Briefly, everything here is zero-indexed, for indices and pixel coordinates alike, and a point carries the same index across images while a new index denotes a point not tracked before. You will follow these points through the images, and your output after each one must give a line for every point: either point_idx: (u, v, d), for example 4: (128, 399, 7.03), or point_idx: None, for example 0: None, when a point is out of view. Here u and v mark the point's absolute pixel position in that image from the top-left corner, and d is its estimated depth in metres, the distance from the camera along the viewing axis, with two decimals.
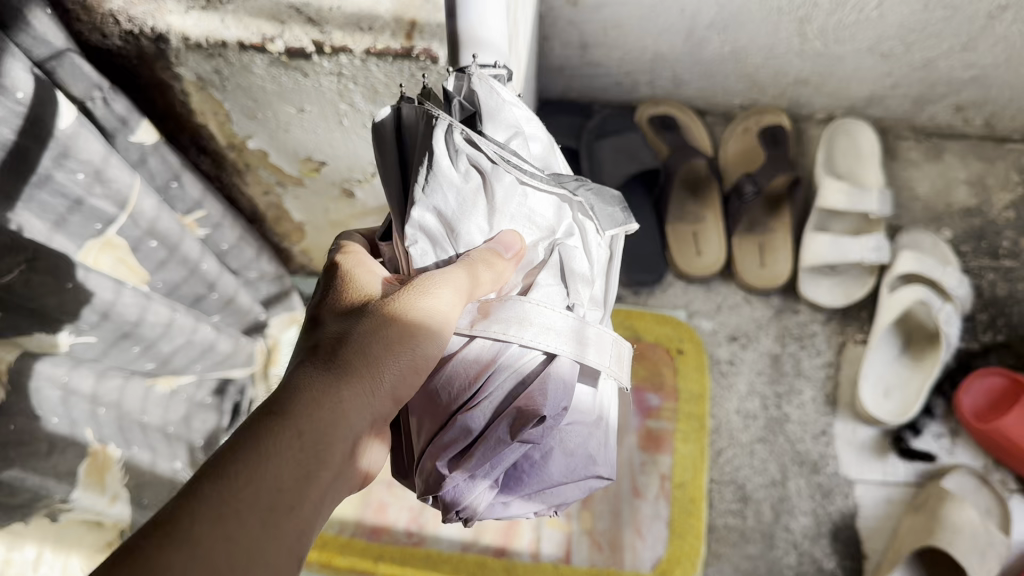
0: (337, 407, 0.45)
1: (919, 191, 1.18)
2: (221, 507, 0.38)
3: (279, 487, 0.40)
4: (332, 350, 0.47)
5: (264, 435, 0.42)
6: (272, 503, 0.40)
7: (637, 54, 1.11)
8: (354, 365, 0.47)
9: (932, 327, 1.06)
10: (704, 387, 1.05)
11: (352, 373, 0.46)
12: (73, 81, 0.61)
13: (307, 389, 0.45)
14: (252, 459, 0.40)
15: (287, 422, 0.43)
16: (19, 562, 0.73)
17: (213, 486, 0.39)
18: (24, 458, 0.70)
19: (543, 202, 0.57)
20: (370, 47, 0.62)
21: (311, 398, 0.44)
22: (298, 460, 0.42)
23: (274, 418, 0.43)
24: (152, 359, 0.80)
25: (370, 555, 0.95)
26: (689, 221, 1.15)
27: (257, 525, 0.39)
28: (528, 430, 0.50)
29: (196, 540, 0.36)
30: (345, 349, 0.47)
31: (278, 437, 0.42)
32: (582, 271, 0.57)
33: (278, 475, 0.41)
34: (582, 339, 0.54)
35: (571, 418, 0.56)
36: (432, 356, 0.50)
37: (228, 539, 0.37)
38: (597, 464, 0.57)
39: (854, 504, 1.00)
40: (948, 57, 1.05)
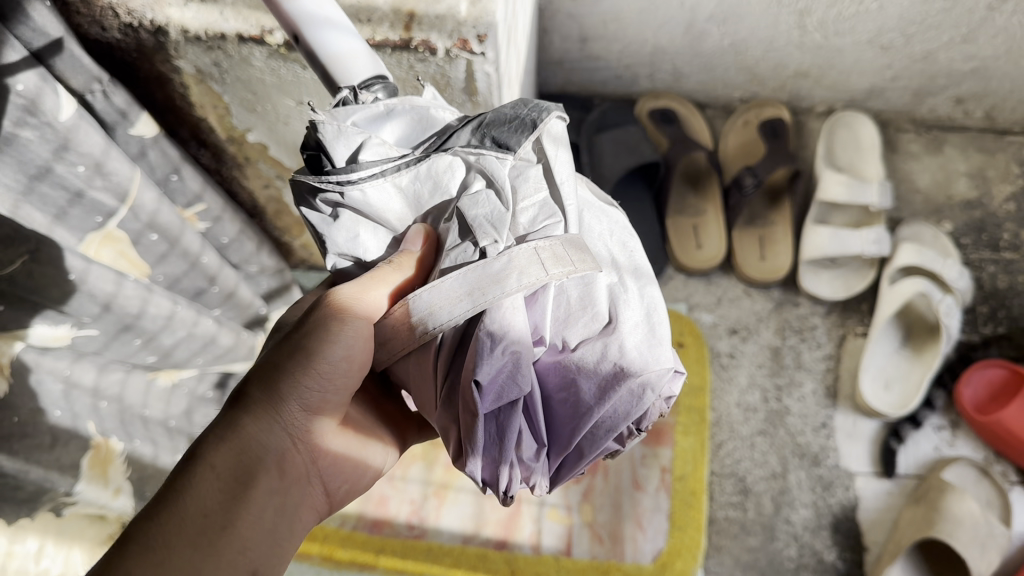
0: (252, 429, 0.47)
1: (919, 184, 1.18)
2: (150, 542, 0.40)
3: (205, 512, 0.43)
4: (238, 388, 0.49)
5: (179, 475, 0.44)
6: (199, 528, 0.42)
7: (637, 47, 1.11)
8: (261, 391, 0.48)
9: (932, 320, 1.06)
10: (704, 380, 1.06)
11: (261, 398, 0.48)
12: (73, 74, 0.61)
13: (217, 427, 0.47)
14: (173, 495, 0.43)
15: (205, 456, 0.45)
16: (21, 556, 0.73)
17: (141, 526, 0.41)
18: (27, 450, 0.70)
19: (440, 180, 0.50)
20: (369, 39, 0.62)
21: (223, 431, 0.46)
22: (219, 486, 0.44)
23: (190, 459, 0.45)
24: (153, 353, 0.80)
25: (371, 549, 0.95)
26: (689, 214, 1.15)
27: (186, 549, 0.41)
28: (477, 399, 0.43)
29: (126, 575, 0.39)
30: (250, 381, 0.49)
31: (196, 471, 0.44)
32: (494, 215, 0.47)
33: (201, 504, 0.43)
34: (498, 279, 0.44)
35: (579, 343, 0.47)
36: (342, 358, 0.48)
37: (160, 566, 0.40)
38: (627, 367, 0.45)
39: (855, 496, 1.00)
40: (948, 49, 1.05)
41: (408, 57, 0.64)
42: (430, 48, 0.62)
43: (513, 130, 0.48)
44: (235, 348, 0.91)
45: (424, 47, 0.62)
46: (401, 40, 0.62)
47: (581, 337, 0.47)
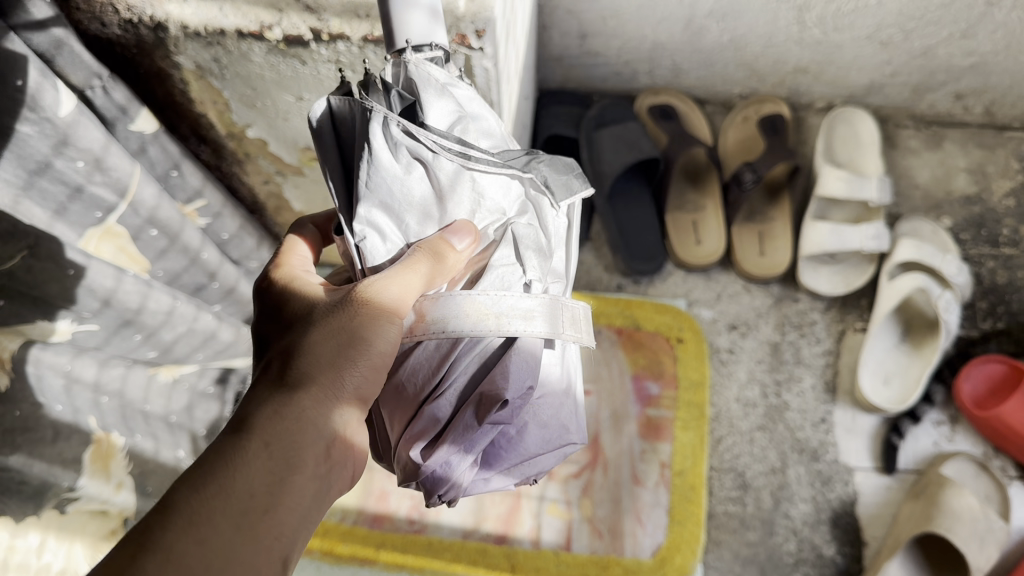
0: (302, 411, 0.45)
1: (919, 179, 1.18)
2: (194, 514, 0.39)
3: (251, 493, 0.42)
4: (286, 361, 0.48)
5: (226, 449, 0.43)
6: (243, 509, 0.41)
7: (637, 43, 1.11)
8: (312, 372, 0.47)
9: (931, 315, 1.06)
10: (704, 375, 1.05)
11: (312, 378, 0.46)
12: (72, 69, 0.61)
13: (265, 403, 0.45)
14: (219, 471, 0.41)
15: (252, 434, 0.43)
16: (23, 550, 0.72)
17: (184, 495, 0.40)
18: (29, 444, 0.71)
19: (493, 184, 0.53)
20: (368, 34, 0.63)
21: (271, 407, 0.45)
22: (266, 467, 0.43)
23: (237, 433, 0.44)
24: (153, 348, 0.81)
25: (371, 543, 0.95)
26: (688, 210, 1.16)
27: (228, 530, 0.40)
28: (494, 414, 0.49)
29: (167, 548, 0.38)
30: (301, 356, 0.47)
31: (244, 448, 0.43)
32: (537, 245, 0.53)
33: (247, 483, 0.42)
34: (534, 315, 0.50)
35: (541, 392, 0.55)
36: (387, 351, 0.48)
37: (202, 544, 0.39)
38: (570, 433, 0.56)
39: (854, 491, 1.01)
40: (947, 44, 1.04)
41: None
42: None
43: (566, 186, 0.56)
44: (235, 344, 0.92)
45: None
46: None
47: (545, 387, 0.55)
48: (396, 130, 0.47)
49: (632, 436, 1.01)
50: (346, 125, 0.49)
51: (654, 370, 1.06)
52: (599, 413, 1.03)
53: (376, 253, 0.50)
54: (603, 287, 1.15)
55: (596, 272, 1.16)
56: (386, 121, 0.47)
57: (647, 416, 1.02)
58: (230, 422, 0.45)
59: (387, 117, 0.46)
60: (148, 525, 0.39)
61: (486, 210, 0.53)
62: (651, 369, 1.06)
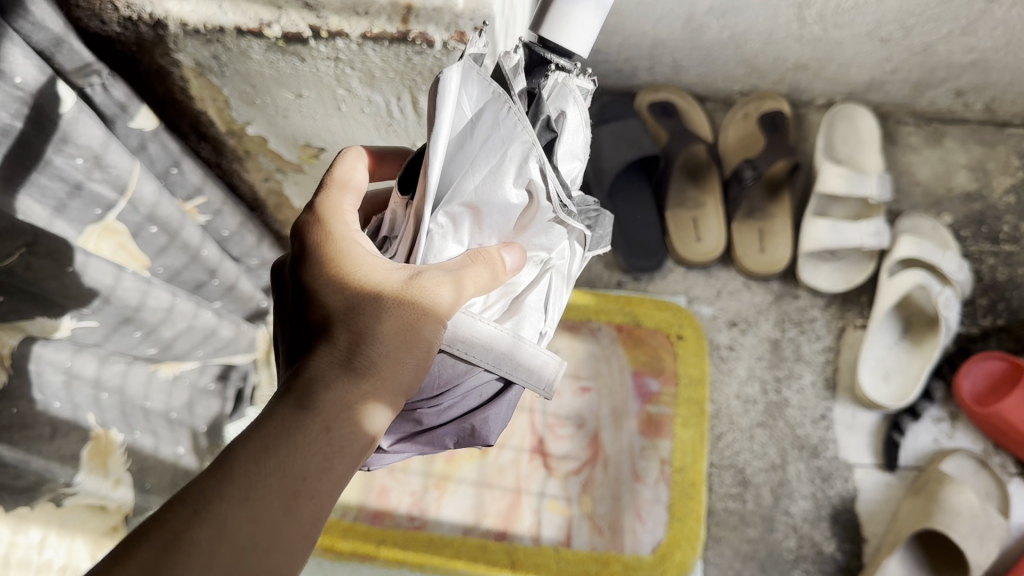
0: (359, 402, 0.45)
1: (919, 176, 1.18)
2: (249, 489, 0.41)
3: (300, 476, 0.43)
4: (350, 341, 0.47)
5: (286, 427, 0.44)
6: (291, 491, 0.42)
7: (637, 40, 1.11)
8: (373, 362, 0.46)
9: (932, 312, 1.06)
10: (704, 372, 1.05)
11: (372, 369, 0.46)
12: (72, 67, 0.61)
13: (326, 385, 0.45)
14: (276, 449, 0.43)
15: (313, 417, 0.44)
16: (24, 546, 0.74)
17: (242, 468, 0.42)
18: (28, 441, 0.71)
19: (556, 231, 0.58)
20: (367, 32, 0.62)
21: (330, 391, 0.45)
22: (319, 454, 0.44)
23: (299, 410, 0.44)
24: (154, 345, 0.81)
25: (372, 540, 0.95)
26: (688, 207, 1.15)
27: (277, 510, 0.41)
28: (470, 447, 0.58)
29: (221, 517, 0.40)
30: (366, 342, 0.47)
31: (301, 430, 0.44)
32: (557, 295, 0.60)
33: (300, 467, 0.43)
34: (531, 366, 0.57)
35: None
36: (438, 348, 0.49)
37: (252, 519, 0.41)
38: None
39: (854, 488, 1.01)
40: (947, 41, 1.04)
41: (405, 50, 0.64)
42: (428, 41, 0.62)
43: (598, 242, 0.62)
44: (235, 340, 0.92)
45: (422, 39, 0.62)
46: (398, 33, 0.62)
47: None
48: (532, 163, 0.50)
49: (633, 432, 1.01)
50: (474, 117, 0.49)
51: (654, 366, 1.06)
52: (599, 409, 1.03)
53: (442, 242, 0.54)
54: (603, 284, 1.15)
55: (596, 269, 1.16)
56: (522, 143, 0.49)
57: (647, 413, 1.02)
58: (291, 396, 0.45)
59: (532, 152, 0.49)
60: (209, 490, 0.41)
61: (537, 245, 0.57)
62: (650, 366, 1.06)
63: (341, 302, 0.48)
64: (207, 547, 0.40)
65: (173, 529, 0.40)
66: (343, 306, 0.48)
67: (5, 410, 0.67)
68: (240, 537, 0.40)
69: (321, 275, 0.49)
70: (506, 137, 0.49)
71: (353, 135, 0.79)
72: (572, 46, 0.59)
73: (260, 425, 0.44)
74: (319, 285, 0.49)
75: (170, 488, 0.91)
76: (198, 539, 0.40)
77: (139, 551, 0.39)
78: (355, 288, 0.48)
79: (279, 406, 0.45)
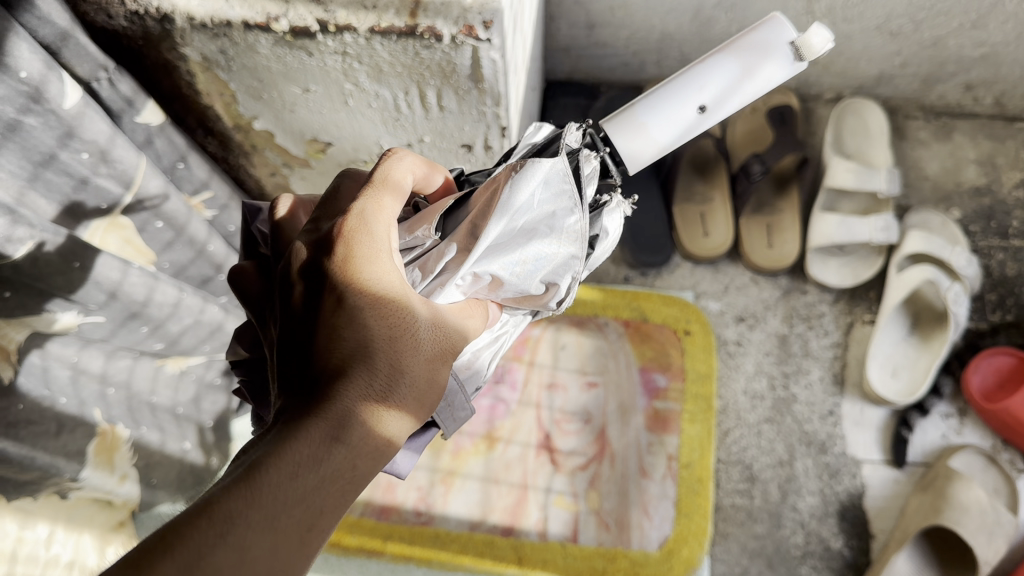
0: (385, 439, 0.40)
1: (928, 171, 1.17)
2: (273, 520, 0.34)
3: (321, 509, 0.36)
4: (385, 366, 0.41)
5: (314, 451, 0.36)
6: (312, 526, 0.35)
7: (645, 33, 1.10)
8: (405, 399, 0.41)
9: (941, 308, 1.05)
10: (711, 368, 1.05)
11: (403, 406, 0.41)
12: (78, 61, 0.60)
13: (362, 413, 0.39)
14: (306, 478, 0.36)
15: (347, 446, 0.38)
16: (31, 541, 0.76)
17: (268, 490, 0.34)
18: (34, 437, 0.70)
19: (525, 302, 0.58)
20: (375, 26, 0.61)
21: (362, 418, 0.39)
22: (343, 490, 0.37)
23: (333, 434, 0.37)
24: (160, 340, 0.80)
25: (380, 535, 0.96)
26: (696, 201, 1.15)
27: (296, 547, 0.34)
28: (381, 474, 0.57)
29: (241, 549, 0.32)
30: (402, 374, 0.41)
31: (333, 459, 0.37)
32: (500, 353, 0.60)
33: (326, 502, 0.36)
34: None
35: None
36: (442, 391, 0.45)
37: (271, 554, 0.33)
38: None
39: (862, 484, 1.00)
40: (958, 34, 1.03)
41: (414, 44, 0.63)
42: (436, 34, 0.61)
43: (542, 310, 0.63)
44: None
45: (430, 34, 0.61)
46: (406, 27, 0.61)
47: None
48: (569, 278, 0.53)
49: (640, 429, 1.01)
50: (544, 207, 0.50)
51: (661, 361, 1.05)
52: (606, 404, 1.03)
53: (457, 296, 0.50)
54: (610, 279, 1.15)
55: (603, 264, 1.16)
56: (572, 255, 0.52)
57: (654, 409, 1.02)
58: (323, 414, 0.38)
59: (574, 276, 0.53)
60: (230, 511, 0.33)
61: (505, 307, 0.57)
62: (657, 361, 1.06)
63: (383, 319, 0.42)
64: None
65: (189, 554, 0.31)
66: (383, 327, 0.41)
67: (7, 407, 0.67)
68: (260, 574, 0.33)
69: (362, 277, 0.42)
70: (566, 247, 0.51)
71: (361, 129, 0.79)
72: (625, 152, 0.56)
73: (284, 442, 0.36)
74: (360, 291, 0.42)
75: (177, 483, 0.91)
76: (216, 572, 0.31)
77: None
78: (396, 305, 0.42)
79: (309, 424, 0.37)
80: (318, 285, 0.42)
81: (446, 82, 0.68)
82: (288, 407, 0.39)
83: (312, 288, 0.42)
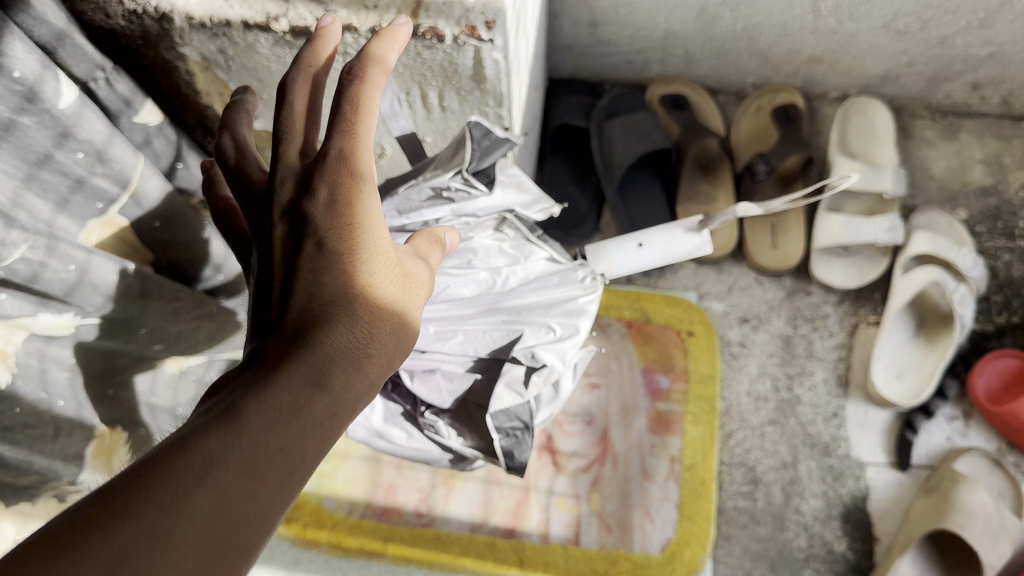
0: (369, 382, 0.38)
1: (934, 171, 1.16)
2: (254, 460, 0.31)
3: (303, 455, 0.33)
4: (365, 312, 0.39)
5: (295, 396, 0.34)
6: (295, 473, 0.33)
7: (648, 32, 1.09)
8: (386, 345, 0.39)
9: (946, 310, 1.04)
10: (715, 370, 1.04)
11: (385, 354, 0.39)
12: (75, 61, 0.59)
13: (343, 357, 0.37)
14: (286, 420, 0.33)
15: (329, 389, 0.36)
16: (30, 542, 0.79)
17: (247, 432, 0.32)
18: (30, 440, 0.72)
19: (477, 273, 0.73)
20: (376, 26, 0.61)
21: (344, 364, 0.37)
22: (328, 433, 0.35)
23: (313, 377, 0.35)
24: (159, 340, 0.77)
25: (380, 536, 0.95)
26: (700, 201, 1.13)
27: (278, 491, 0.32)
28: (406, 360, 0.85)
29: (220, 491, 0.30)
30: (383, 319, 0.40)
31: (315, 403, 0.35)
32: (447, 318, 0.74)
33: (308, 446, 0.34)
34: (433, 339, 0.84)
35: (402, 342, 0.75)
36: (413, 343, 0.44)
37: (252, 498, 0.30)
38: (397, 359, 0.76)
39: (866, 486, 1.00)
40: (965, 33, 1.02)
41: (415, 44, 0.62)
42: (438, 35, 0.61)
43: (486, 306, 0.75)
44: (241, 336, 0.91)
45: (432, 34, 0.61)
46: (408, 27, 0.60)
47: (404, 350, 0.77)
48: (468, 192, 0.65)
49: (642, 430, 1.00)
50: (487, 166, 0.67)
51: (664, 363, 1.05)
52: (609, 406, 1.03)
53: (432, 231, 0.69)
54: (613, 279, 1.13)
55: None
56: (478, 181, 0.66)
57: (657, 411, 1.01)
58: (303, 357, 0.36)
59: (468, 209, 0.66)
60: (210, 448, 0.31)
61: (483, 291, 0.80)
62: (661, 362, 1.05)
63: (361, 266, 0.41)
64: (198, 522, 0.29)
65: (165, 495, 0.29)
66: (362, 272, 0.40)
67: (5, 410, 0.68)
68: (243, 515, 0.30)
69: (341, 226, 0.41)
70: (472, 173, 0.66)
71: None
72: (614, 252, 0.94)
73: (262, 387, 0.34)
74: (337, 240, 0.41)
75: None
76: (196, 513, 0.29)
77: (124, 519, 0.28)
78: (372, 252, 0.41)
79: (288, 366, 0.35)
80: (295, 235, 0.42)
81: (448, 83, 0.67)
82: (264, 355, 0.37)
83: (292, 235, 0.42)
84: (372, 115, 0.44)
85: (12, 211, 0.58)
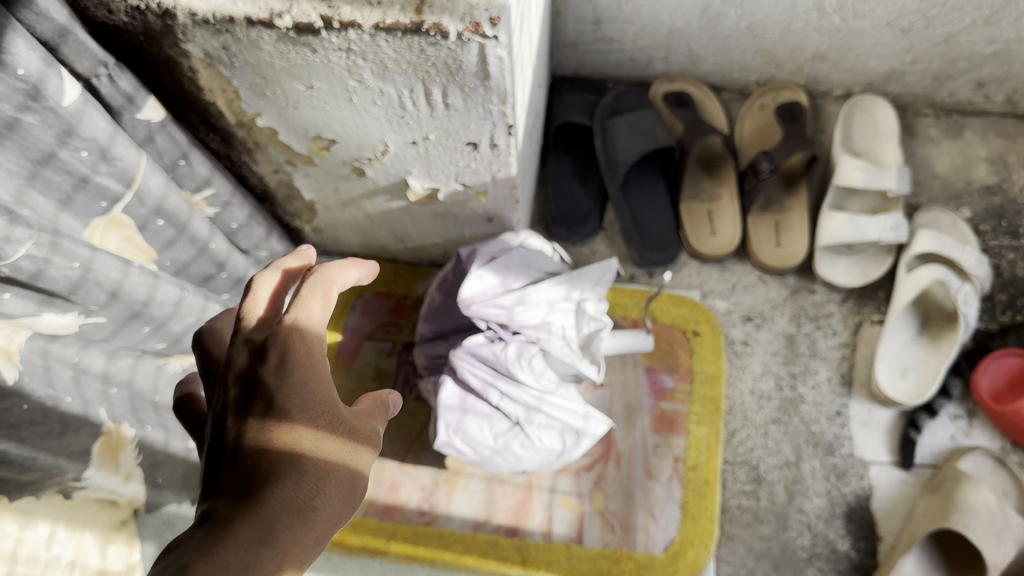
0: (309, 538, 0.44)
1: (938, 169, 1.16)
2: None
3: None
4: (311, 470, 0.46)
5: (241, 557, 0.41)
6: None
7: (652, 29, 1.09)
8: (328, 499, 0.46)
9: (951, 308, 1.04)
10: (720, 369, 1.04)
11: (327, 507, 0.46)
12: (77, 58, 0.59)
13: (287, 518, 0.43)
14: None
15: (272, 547, 0.42)
16: (32, 541, 0.77)
17: None
18: (35, 438, 0.71)
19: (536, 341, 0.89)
20: (379, 22, 0.60)
21: (288, 522, 0.43)
22: None
23: (259, 538, 0.42)
24: (163, 339, 0.80)
25: (383, 534, 0.95)
26: (703, 199, 1.13)
27: None
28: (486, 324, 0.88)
29: None
30: (328, 478, 0.46)
31: (259, 562, 0.41)
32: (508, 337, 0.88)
33: None
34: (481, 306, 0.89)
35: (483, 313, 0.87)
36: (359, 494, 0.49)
37: None
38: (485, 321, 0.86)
39: (870, 485, 1.00)
40: (971, 31, 1.02)
41: (419, 41, 0.62)
42: (442, 31, 0.60)
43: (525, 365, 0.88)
44: None
45: (436, 30, 0.60)
46: (412, 24, 0.60)
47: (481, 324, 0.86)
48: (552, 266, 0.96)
49: (646, 429, 1.01)
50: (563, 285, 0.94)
51: (669, 362, 1.05)
52: (612, 406, 1.02)
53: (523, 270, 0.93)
54: (616, 278, 1.13)
55: (609, 262, 1.14)
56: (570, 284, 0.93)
57: (661, 410, 1.01)
58: (252, 517, 0.43)
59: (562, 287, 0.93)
60: None
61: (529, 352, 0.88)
62: (665, 361, 1.05)
63: (309, 428, 0.47)
64: None
65: None
66: (308, 434, 0.47)
67: (11, 407, 0.66)
68: None
69: (290, 393, 0.47)
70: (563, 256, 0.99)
71: (366, 126, 0.76)
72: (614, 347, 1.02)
73: (213, 548, 0.40)
74: (287, 408, 0.47)
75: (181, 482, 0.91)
76: None
77: None
78: (319, 416, 0.48)
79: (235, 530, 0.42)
80: (250, 395, 0.47)
81: (452, 80, 0.67)
82: (218, 513, 0.43)
83: (243, 398, 0.48)
84: (327, 295, 0.51)
85: (16, 207, 0.57)
